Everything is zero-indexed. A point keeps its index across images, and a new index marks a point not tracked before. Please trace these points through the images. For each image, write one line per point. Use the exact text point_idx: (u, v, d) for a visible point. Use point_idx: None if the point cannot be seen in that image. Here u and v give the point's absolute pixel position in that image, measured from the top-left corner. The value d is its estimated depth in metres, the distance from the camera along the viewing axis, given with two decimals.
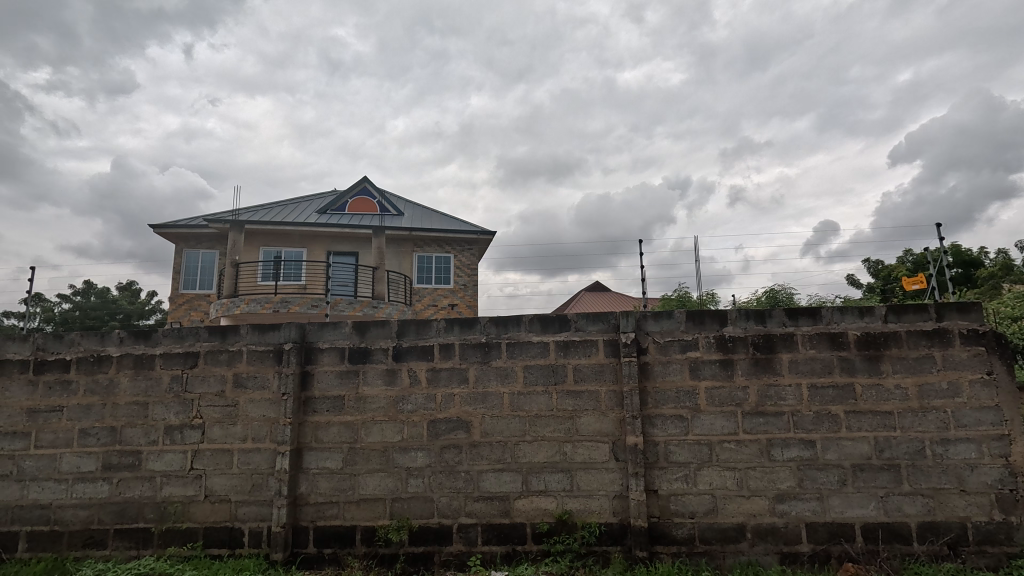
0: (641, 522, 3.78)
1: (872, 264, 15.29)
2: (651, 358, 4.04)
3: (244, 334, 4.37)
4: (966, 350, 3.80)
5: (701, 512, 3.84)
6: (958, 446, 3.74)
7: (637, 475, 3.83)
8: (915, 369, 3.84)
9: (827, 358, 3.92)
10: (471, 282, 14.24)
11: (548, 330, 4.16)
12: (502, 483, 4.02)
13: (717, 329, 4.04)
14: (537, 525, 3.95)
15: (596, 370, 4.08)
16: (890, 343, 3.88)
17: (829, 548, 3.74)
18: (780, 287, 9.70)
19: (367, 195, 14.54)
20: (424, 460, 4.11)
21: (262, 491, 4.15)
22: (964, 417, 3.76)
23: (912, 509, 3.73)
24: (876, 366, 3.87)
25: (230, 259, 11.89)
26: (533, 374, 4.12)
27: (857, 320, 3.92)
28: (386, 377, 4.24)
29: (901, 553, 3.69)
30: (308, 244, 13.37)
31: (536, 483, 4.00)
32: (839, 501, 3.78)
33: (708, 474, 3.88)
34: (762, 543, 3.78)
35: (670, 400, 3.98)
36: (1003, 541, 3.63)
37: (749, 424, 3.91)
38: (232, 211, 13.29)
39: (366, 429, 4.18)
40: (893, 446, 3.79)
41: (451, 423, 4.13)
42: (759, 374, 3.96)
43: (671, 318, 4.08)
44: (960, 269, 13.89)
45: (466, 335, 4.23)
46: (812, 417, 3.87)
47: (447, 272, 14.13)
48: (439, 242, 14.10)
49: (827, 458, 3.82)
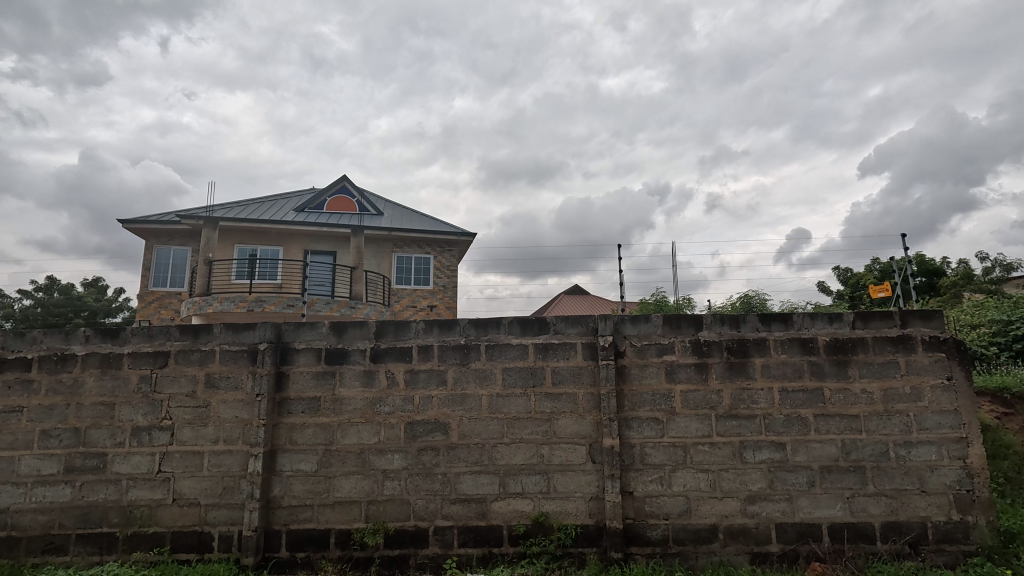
0: (616, 524, 3.82)
1: (842, 272, 15.80)
2: (628, 361, 4.09)
3: (216, 334, 4.27)
4: (928, 355, 3.96)
5: (675, 513, 3.91)
6: (920, 448, 3.89)
7: (613, 477, 3.87)
8: (880, 374, 3.98)
9: (798, 362, 4.02)
10: (451, 283, 14.21)
11: (528, 332, 4.18)
12: (479, 485, 4.02)
13: (693, 333, 4.11)
14: (514, 527, 3.96)
15: (574, 372, 4.11)
16: (858, 348, 4.01)
17: (797, 547, 3.84)
18: (753, 292, 10.05)
19: (346, 194, 14.35)
20: (401, 462, 4.08)
21: (233, 494, 4.06)
22: (926, 420, 3.91)
23: (876, 510, 3.85)
24: (845, 370, 3.99)
25: (203, 256, 11.62)
26: (511, 376, 4.13)
27: (827, 326, 4.05)
28: (363, 378, 4.19)
29: (865, 552, 3.81)
30: (285, 242, 13.15)
31: (513, 485, 4.01)
32: (807, 502, 3.88)
33: (682, 476, 3.94)
34: (733, 543, 3.86)
35: (647, 402, 4.04)
36: (960, 539, 3.78)
37: (723, 426, 3.99)
38: (206, 207, 13.00)
39: (342, 431, 4.13)
40: (860, 447, 3.92)
41: (429, 424, 4.11)
42: (732, 377, 4.04)
43: (649, 322, 4.14)
44: (924, 278, 14.45)
45: (445, 336, 4.22)
46: (783, 420, 3.97)
47: (427, 273, 14.06)
48: (419, 243, 14.03)
49: (797, 460, 3.93)
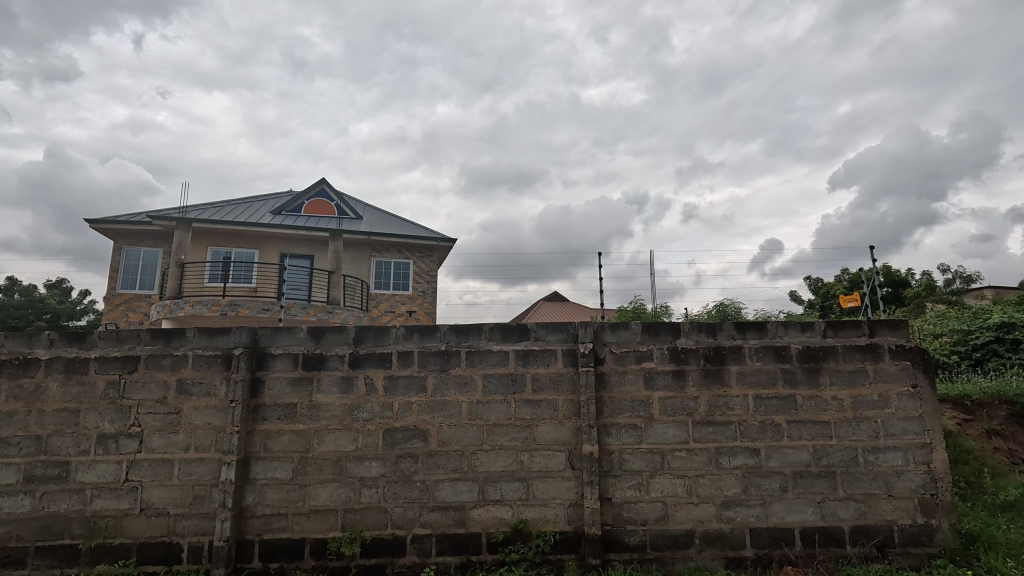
0: (595, 530, 3.84)
1: (814, 282, 16.25)
2: (607, 368, 4.13)
3: (189, 338, 4.17)
4: (895, 363, 4.11)
5: (652, 519, 3.95)
6: (887, 454, 4.01)
7: (592, 483, 3.89)
8: (850, 382, 4.10)
9: (772, 370, 4.12)
10: (430, 289, 14.15)
11: (508, 339, 4.19)
12: (458, 492, 3.99)
13: (671, 340, 4.18)
14: (492, 534, 3.94)
15: (554, 379, 4.13)
16: (828, 357, 4.13)
17: (771, 552, 3.91)
18: (727, 301, 10.32)
19: (324, 197, 14.19)
20: (379, 470, 4.02)
21: (204, 503, 3.95)
22: (892, 427, 4.05)
23: (845, 514, 3.96)
24: (816, 378, 4.11)
25: (176, 259, 11.33)
26: (492, 383, 4.13)
27: (799, 334, 4.16)
28: (341, 384, 4.14)
29: (835, 556, 3.91)
30: (261, 245, 12.91)
31: (493, 492, 3.99)
32: (781, 507, 3.96)
33: (660, 482, 3.99)
34: (709, 548, 3.92)
35: (626, 409, 4.08)
36: (925, 542, 3.91)
37: (700, 433, 4.05)
38: (179, 208, 12.69)
39: (319, 438, 4.06)
40: (830, 453, 4.02)
41: (408, 431, 4.08)
42: (709, 384, 4.12)
43: (628, 329, 4.19)
44: (891, 288, 14.95)
45: (425, 342, 4.19)
46: (757, 427, 4.06)
47: (406, 279, 13.97)
48: (399, 247, 13.93)
49: (770, 466, 4.01)
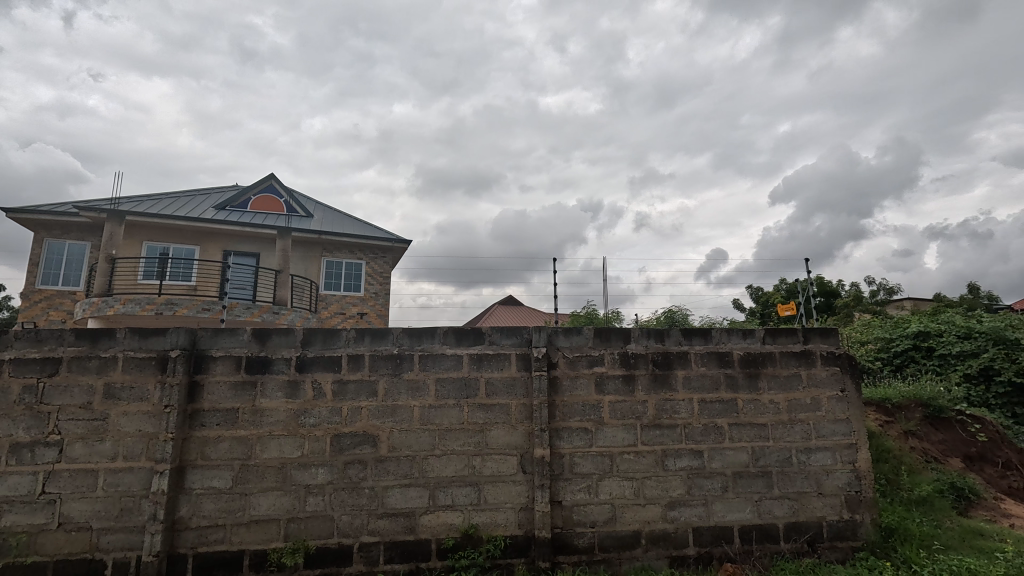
0: (545, 533, 3.87)
1: (755, 290, 17.10)
2: (560, 373, 4.19)
3: (120, 339, 3.90)
4: (826, 369, 4.38)
5: (601, 521, 4.02)
6: (818, 454, 4.27)
7: (543, 487, 3.93)
8: (786, 386, 4.34)
9: (716, 375, 4.30)
10: (383, 291, 13.88)
11: (462, 343, 4.17)
12: (408, 498, 3.93)
13: (621, 345, 4.28)
14: (442, 540, 3.90)
15: (507, 384, 4.14)
16: (767, 362, 4.36)
17: (712, 549, 4.07)
18: (675, 307, 10.70)
19: (272, 193, 13.67)
20: (326, 477, 3.90)
21: (132, 516, 3.69)
22: (823, 428, 4.31)
23: (780, 511, 4.18)
24: (755, 383, 4.32)
25: (105, 253, 10.57)
26: (445, 387, 4.09)
27: (741, 341, 4.37)
28: (287, 389, 3.98)
29: (770, 552, 4.11)
30: (202, 242, 12.26)
31: (443, 498, 3.95)
32: (721, 506, 4.14)
33: (609, 484, 4.07)
34: (654, 548, 4.03)
35: (577, 413, 4.15)
36: (850, 536, 4.19)
37: (647, 436, 4.17)
38: (111, 199, 11.87)
39: (262, 444, 3.89)
40: (766, 454, 4.24)
41: (357, 437, 3.98)
42: (657, 389, 4.25)
43: (580, 335, 4.27)
44: (824, 297, 15.95)
45: (377, 346, 4.11)
46: (701, 429, 4.22)
47: (358, 280, 13.64)
48: (351, 248, 13.59)
49: (713, 467, 4.18)
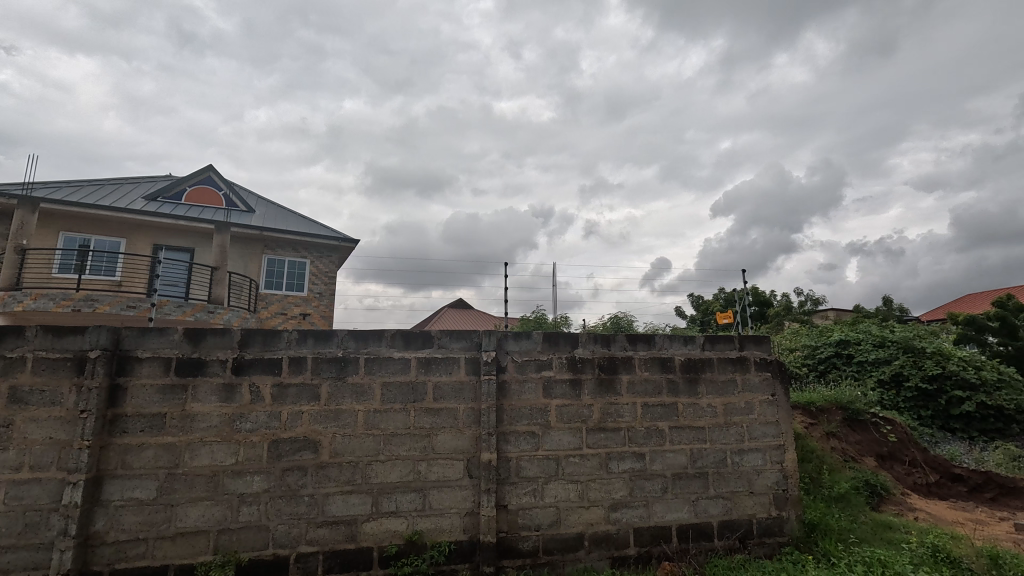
0: (490, 538, 3.87)
1: (696, 299, 17.87)
2: (509, 377, 4.21)
3: (30, 338, 3.56)
4: (758, 374, 4.64)
5: (546, 524, 4.06)
6: (750, 455, 4.51)
7: (489, 491, 3.92)
8: (723, 391, 4.56)
9: (658, 380, 4.46)
10: (328, 291, 13.43)
11: (410, 346, 4.10)
12: (350, 506, 3.81)
13: (569, 350, 4.36)
14: (385, 548, 3.80)
15: (456, 388, 4.11)
16: (705, 368, 4.56)
17: (651, 549, 4.20)
18: (621, 314, 11.02)
19: (210, 186, 12.95)
20: (262, 485, 3.72)
21: (39, 532, 3.37)
22: (755, 430, 4.56)
23: (715, 510, 4.37)
24: (695, 387, 4.51)
25: (15, 243, 9.64)
26: (391, 391, 4.01)
27: (682, 347, 4.55)
28: (221, 393, 3.77)
29: (706, 549, 4.29)
30: (130, 234, 11.42)
31: (387, 504, 3.86)
32: (661, 506, 4.28)
33: (554, 487, 4.12)
34: (597, 549, 4.11)
35: (524, 417, 4.17)
36: (777, 532, 4.44)
37: (592, 439, 4.26)
38: (24, 184, 10.84)
39: (191, 451, 3.66)
40: (703, 456, 4.43)
41: (296, 443, 3.82)
42: (602, 393, 4.35)
43: (529, 339, 4.30)
44: (758, 307, 16.91)
45: (321, 348, 3.97)
46: (643, 432, 4.36)
47: (301, 279, 13.13)
48: (295, 245, 13.08)
49: (654, 468, 4.32)
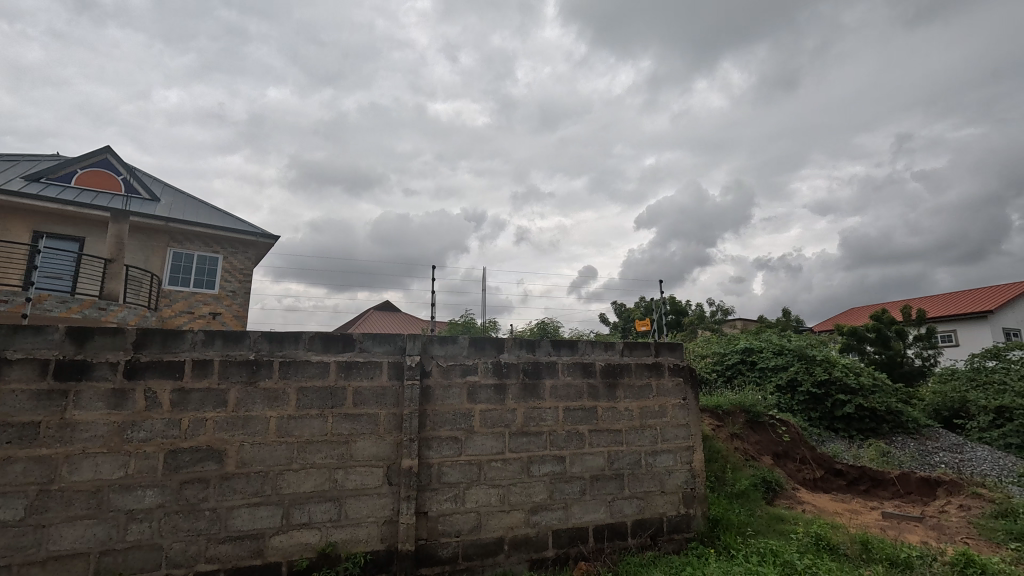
0: (408, 546, 3.79)
1: (618, 306, 18.64)
2: (433, 381, 4.15)
3: None
4: (672, 379, 4.92)
5: (466, 530, 4.04)
6: (662, 456, 4.76)
7: (408, 498, 3.84)
8: (639, 395, 4.79)
9: (580, 385, 4.59)
10: (242, 289, 12.58)
11: (330, 349, 3.94)
12: (257, 519, 3.57)
13: (495, 355, 4.38)
14: (295, 562, 3.60)
15: (377, 393, 3.99)
16: (624, 373, 4.76)
17: (568, 550, 4.31)
18: (547, 320, 11.26)
19: (107, 169, 11.72)
20: (155, 500, 3.40)
21: None
22: (667, 432, 4.82)
23: (629, 510, 4.56)
24: (613, 392, 4.70)
25: None
26: (307, 397, 3.82)
27: (603, 352, 4.73)
28: (110, 399, 3.40)
29: (619, 548, 4.47)
30: (3, 218, 10.06)
31: (299, 516, 3.67)
32: (579, 508, 4.40)
33: (475, 492, 4.11)
34: (516, 553, 4.15)
35: (448, 422, 4.14)
36: (685, 528, 4.72)
37: (515, 443, 4.30)
38: None
39: (71, 465, 3.26)
40: (620, 457, 4.62)
41: (198, 452, 3.53)
42: (526, 398, 4.41)
43: (455, 343, 4.28)
44: (674, 315, 17.94)
45: (230, 351, 3.71)
46: (564, 436, 4.47)
47: (212, 275, 12.20)
48: (206, 239, 12.15)
49: (573, 471, 4.44)
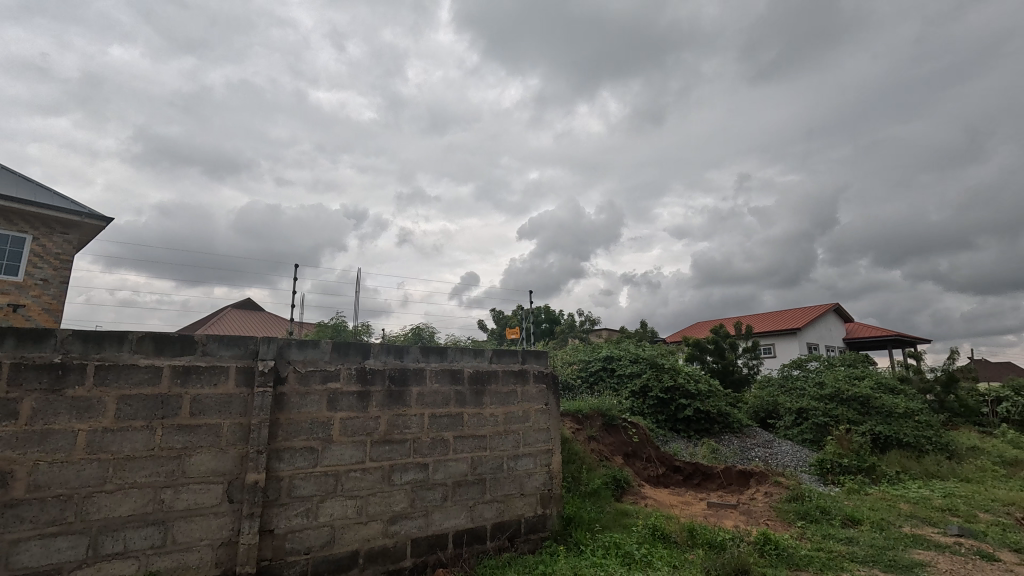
0: (248, 569, 3.47)
1: (495, 313, 19.08)
2: (288, 388, 3.87)
3: None
4: (536, 386, 5.16)
5: (317, 546, 3.81)
6: (523, 459, 4.96)
7: (252, 516, 3.52)
8: (504, 401, 4.94)
9: (447, 391, 4.61)
10: (58, 278, 10.59)
11: (164, 352, 3.48)
12: (52, 552, 3.02)
13: (359, 361, 4.22)
14: None
15: (221, 402, 3.61)
16: (491, 379, 4.88)
17: (426, 558, 4.28)
18: (421, 325, 11.15)
19: None
20: None
21: None
22: (529, 437, 5.03)
23: (489, 514, 4.67)
24: (480, 398, 4.79)
25: None
26: (131, 406, 3.33)
27: (471, 360, 4.80)
28: None
29: (478, 552, 4.55)
30: None
31: (110, 545, 3.17)
32: (439, 515, 4.40)
33: (330, 505, 3.91)
34: (371, 565, 4.01)
35: (303, 432, 3.88)
36: (540, 528, 4.96)
37: (376, 452, 4.17)
38: None
39: None
40: (483, 463, 4.71)
41: None
42: (390, 405, 4.31)
43: (317, 348, 4.04)
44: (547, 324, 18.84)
45: (27, 352, 3.10)
46: (428, 443, 4.44)
47: (17, 259, 10.09)
48: (7, 214, 10.04)
49: (435, 478, 4.43)
